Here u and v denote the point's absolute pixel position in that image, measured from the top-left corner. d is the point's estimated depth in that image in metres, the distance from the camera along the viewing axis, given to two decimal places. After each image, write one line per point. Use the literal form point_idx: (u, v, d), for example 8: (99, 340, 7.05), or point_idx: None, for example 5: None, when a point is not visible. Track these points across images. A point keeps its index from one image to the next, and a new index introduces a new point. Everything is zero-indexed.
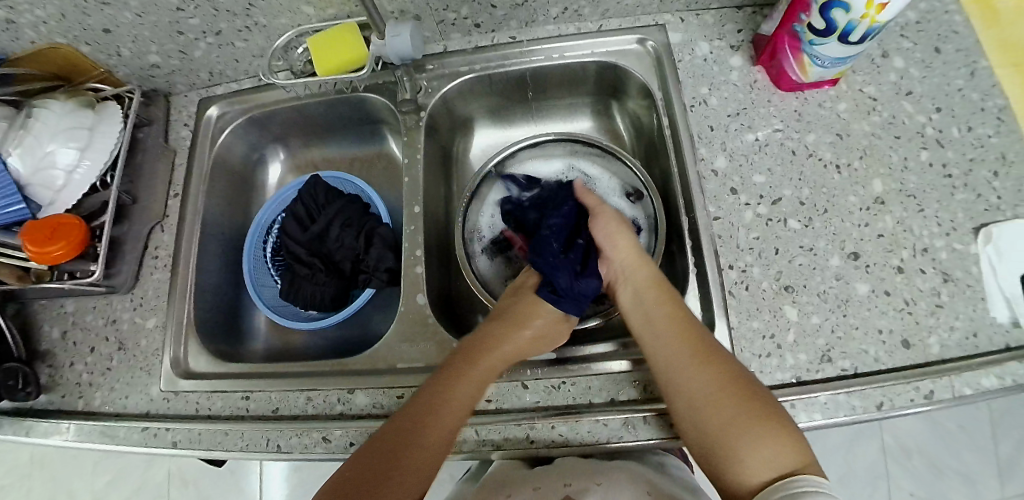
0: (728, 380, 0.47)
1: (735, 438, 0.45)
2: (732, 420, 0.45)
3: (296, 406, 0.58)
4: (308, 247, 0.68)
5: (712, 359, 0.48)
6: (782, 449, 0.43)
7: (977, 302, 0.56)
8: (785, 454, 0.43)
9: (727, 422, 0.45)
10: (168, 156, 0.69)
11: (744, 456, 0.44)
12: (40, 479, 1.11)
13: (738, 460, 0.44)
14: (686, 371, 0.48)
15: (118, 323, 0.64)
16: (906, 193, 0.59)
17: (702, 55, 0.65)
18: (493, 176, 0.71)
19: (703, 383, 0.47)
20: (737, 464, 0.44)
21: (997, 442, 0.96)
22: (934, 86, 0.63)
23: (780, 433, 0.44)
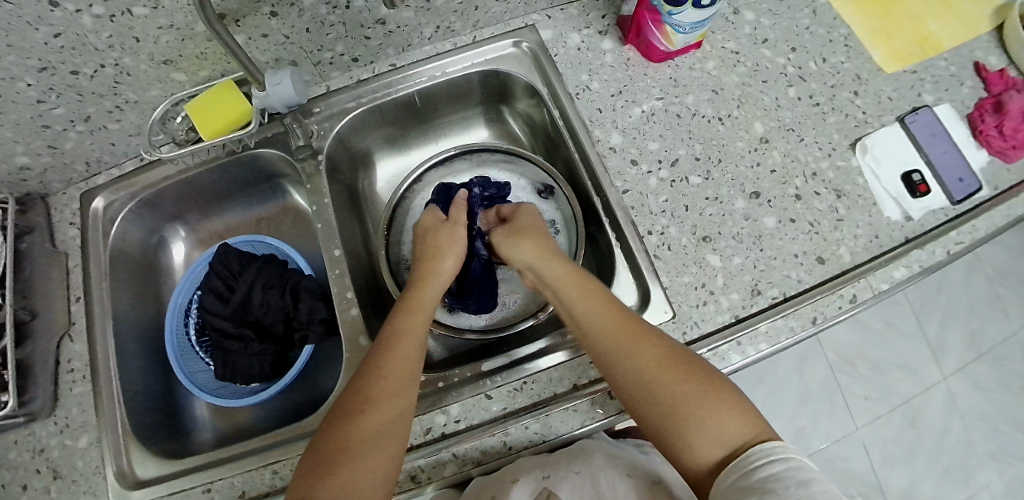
0: (671, 366, 0.47)
1: (688, 420, 0.45)
2: (681, 402, 0.46)
3: (264, 483, 0.55)
4: (234, 318, 0.66)
5: (647, 345, 0.49)
6: (734, 421, 0.45)
7: (870, 208, 0.61)
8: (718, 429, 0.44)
9: (675, 407, 0.46)
10: (60, 260, 0.64)
11: (697, 438, 0.44)
12: None
13: (690, 445, 0.44)
14: (629, 367, 0.48)
15: (46, 451, 0.58)
16: (785, 127, 0.65)
17: (575, 44, 0.69)
18: (406, 201, 0.72)
19: (643, 374, 0.47)
20: (689, 447, 0.45)
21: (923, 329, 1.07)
22: (783, 30, 0.70)
23: (726, 404, 0.45)
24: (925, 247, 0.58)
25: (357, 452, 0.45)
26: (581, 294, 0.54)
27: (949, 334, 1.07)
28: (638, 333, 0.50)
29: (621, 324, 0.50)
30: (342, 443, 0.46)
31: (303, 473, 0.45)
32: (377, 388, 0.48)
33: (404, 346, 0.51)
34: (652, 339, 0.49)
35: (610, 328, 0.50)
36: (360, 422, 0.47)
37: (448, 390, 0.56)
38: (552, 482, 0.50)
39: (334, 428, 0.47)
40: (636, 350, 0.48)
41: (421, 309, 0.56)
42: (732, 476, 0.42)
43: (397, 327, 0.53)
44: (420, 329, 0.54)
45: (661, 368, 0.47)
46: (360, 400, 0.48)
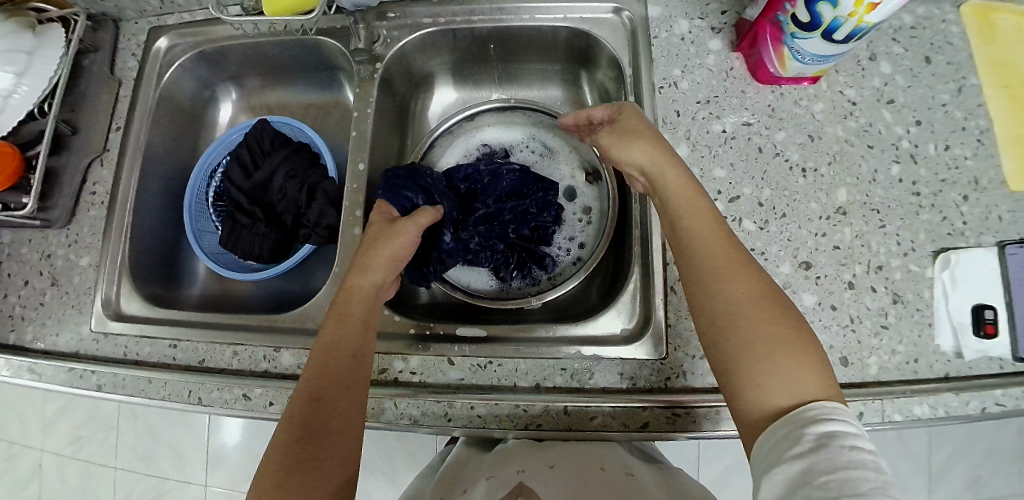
0: (759, 297, 0.42)
1: (758, 356, 0.39)
2: (758, 339, 0.40)
3: (222, 359, 0.57)
4: (251, 194, 0.66)
5: (746, 270, 0.43)
6: (803, 375, 0.39)
7: (922, 328, 0.55)
8: (787, 371, 0.39)
9: (760, 338, 0.40)
10: (112, 86, 0.66)
11: (769, 381, 0.39)
12: None
13: (757, 383, 0.39)
14: (723, 277, 0.43)
15: (52, 258, 0.63)
16: (871, 206, 0.57)
17: (679, 33, 0.61)
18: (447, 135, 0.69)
19: (731, 295, 0.42)
20: (754, 391, 0.39)
21: (948, 457, 0.93)
22: (917, 97, 0.61)
23: (809, 363, 0.39)
24: (960, 394, 0.53)
25: (310, 456, 0.40)
26: (688, 194, 0.47)
27: (951, 465, 0.93)
28: (738, 253, 0.44)
29: (723, 237, 0.45)
30: (295, 451, 0.40)
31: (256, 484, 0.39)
32: (319, 395, 0.43)
33: (344, 346, 0.47)
34: (751, 266, 0.44)
35: (711, 235, 0.45)
36: (315, 431, 0.41)
37: (416, 341, 0.55)
38: (526, 478, 0.44)
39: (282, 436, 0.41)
40: (729, 269, 0.43)
41: (350, 309, 0.49)
42: (788, 428, 0.36)
43: (324, 338, 0.47)
44: (355, 327, 0.48)
45: (753, 299, 0.42)
46: (308, 413, 0.42)
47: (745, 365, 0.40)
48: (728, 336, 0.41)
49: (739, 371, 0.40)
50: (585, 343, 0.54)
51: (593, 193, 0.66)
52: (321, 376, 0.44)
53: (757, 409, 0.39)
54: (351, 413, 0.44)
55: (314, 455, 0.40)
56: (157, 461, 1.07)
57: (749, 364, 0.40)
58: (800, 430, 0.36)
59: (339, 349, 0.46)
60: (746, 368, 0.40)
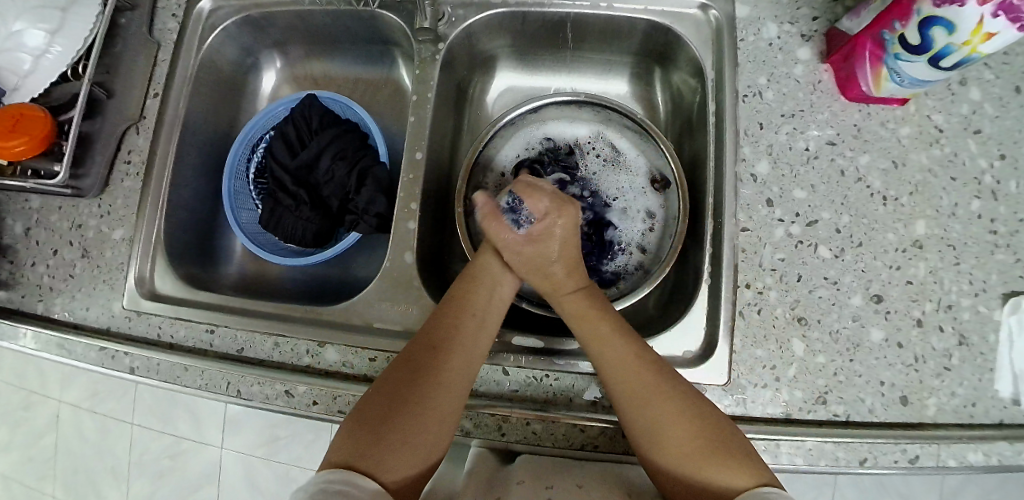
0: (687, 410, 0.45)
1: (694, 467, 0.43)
2: (693, 448, 0.43)
3: (262, 350, 0.55)
4: (296, 174, 0.62)
5: (666, 383, 0.46)
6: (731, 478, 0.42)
7: (983, 372, 0.54)
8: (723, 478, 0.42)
9: (701, 447, 0.43)
10: (150, 49, 0.62)
11: (708, 483, 0.42)
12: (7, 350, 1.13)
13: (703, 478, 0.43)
14: (636, 400, 0.46)
15: (83, 229, 0.60)
16: (947, 241, 0.56)
17: (768, 37, 0.59)
18: (512, 125, 0.67)
19: (646, 417, 0.45)
20: (698, 486, 0.43)
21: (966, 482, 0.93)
22: (1005, 129, 0.58)
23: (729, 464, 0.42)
24: (1014, 443, 0.52)
25: (401, 429, 0.43)
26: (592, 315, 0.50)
27: (964, 489, 0.92)
28: (649, 368, 0.47)
29: (634, 361, 0.47)
30: (387, 422, 0.43)
31: (342, 441, 0.43)
32: (416, 382, 0.46)
33: (466, 320, 0.50)
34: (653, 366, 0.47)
35: (624, 364, 0.47)
36: (410, 406, 0.45)
37: None
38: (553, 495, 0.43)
39: (378, 396, 0.45)
40: (651, 390, 0.45)
41: (482, 280, 0.53)
42: None
43: (432, 328, 0.49)
44: (467, 327, 0.49)
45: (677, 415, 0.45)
46: (406, 387, 0.45)
47: (679, 471, 0.44)
48: (668, 452, 0.44)
49: (682, 475, 0.44)
50: None
51: (658, 198, 0.65)
52: (427, 350, 0.47)
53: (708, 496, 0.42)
54: (445, 401, 0.46)
55: (406, 431, 0.43)
56: (173, 422, 1.06)
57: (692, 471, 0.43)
58: None
59: (438, 333, 0.49)
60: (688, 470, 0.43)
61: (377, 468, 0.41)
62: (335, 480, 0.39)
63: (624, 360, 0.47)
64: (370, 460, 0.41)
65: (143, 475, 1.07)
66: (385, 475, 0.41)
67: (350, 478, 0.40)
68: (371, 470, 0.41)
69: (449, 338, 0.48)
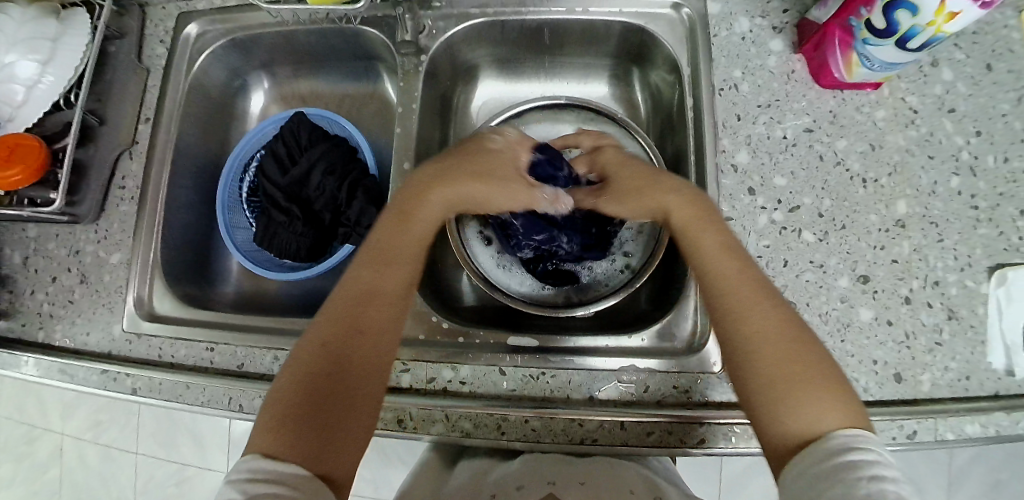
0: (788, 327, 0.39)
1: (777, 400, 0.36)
2: (782, 379, 0.37)
3: (262, 364, 0.55)
4: (288, 191, 0.63)
5: (764, 304, 0.40)
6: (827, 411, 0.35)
7: (976, 345, 0.55)
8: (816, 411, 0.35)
9: (787, 365, 0.37)
10: (140, 76, 0.64)
11: (794, 416, 0.36)
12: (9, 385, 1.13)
13: (784, 413, 0.36)
14: (752, 306, 0.40)
15: (81, 254, 0.62)
16: (929, 219, 0.57)
17: (740, 32, 0.60)
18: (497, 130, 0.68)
19: (755, 323, 0.39)
20: (777, 424, 0.36)
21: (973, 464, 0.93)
22: (978, 107, 0.59)
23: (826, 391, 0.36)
24: (1011, 413, 0.53)
25: (344, 411, 0.39)
26: (695, 218, 0.46)
27: (969, 469, 0.92)
28: (751, 280, 0.42)
29: (747, 276, 0.42)
30: (318, 405, 0.38)
31: (267, 431, 0.36)
32: (347, 349, 0.41)
33: (376, 290, 0.44)
34: (769, 295, 0.41)
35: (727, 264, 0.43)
36: (339, 386, 0.39)
37: (465, 349, 0.54)
38: (556, 490, 0.45)
39: (304, 375, 0.39)
40: (749, 301, 0.40)
41: (411, 223, 0.48)
42: (809, 462, 0.33)
43: (359, 283, 0.44)
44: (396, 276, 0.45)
45: (782, 326, 0.39)
46: (342, 357, 0.40)
47: (773, 395, 0.37)
48: (763, 372, 0.37)
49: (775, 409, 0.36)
50: (638, 355, 0.53)
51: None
52: (353, 326, 0.42)
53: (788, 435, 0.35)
54: (370, 377, 0.41)
55: (338, 415, 0.38)
56: (178, 446, 1.06)
57: (780, 406, 0.36)
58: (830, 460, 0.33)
59: (352, 301, 0.43)
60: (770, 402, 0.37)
61: (313, 460, 0.35)
62: (262, 471, 0.33)
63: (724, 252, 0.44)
64: (306, 452, 0.35)
65: None
66: (335, 471, 0.36)
67: (279, 470, 0.34)
68: (310, 460, 0.35)
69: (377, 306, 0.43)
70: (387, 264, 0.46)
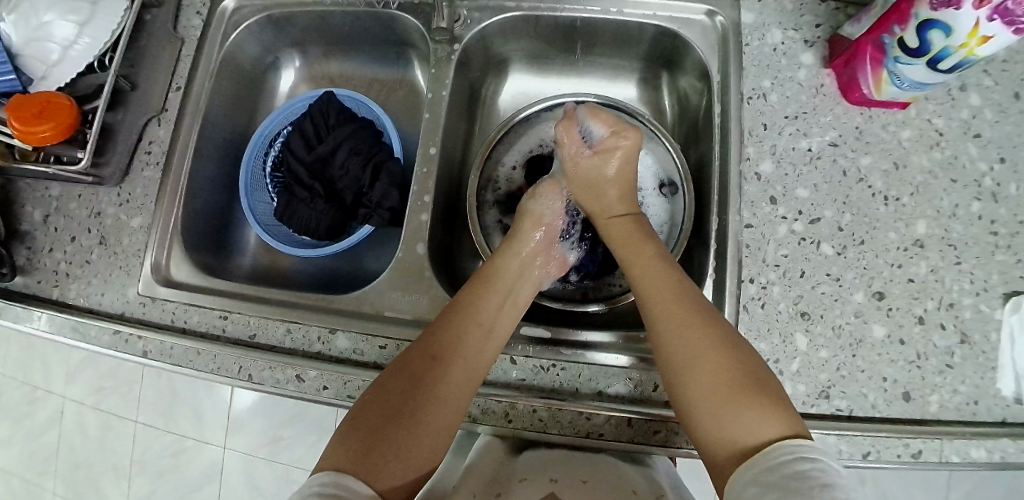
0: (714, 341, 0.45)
1: (722, 412, 0.42)
2: (728, 396, 0.42)
3: (275, 336, 0.56)
4: (311, 168, 0.64)
5: (708, 332, 0.45)
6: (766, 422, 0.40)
7: (986, 370, 0.55)
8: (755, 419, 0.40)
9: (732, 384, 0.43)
10: (174, 44, 0.64)
11: (742, 434, 0.41)
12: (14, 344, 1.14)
13: (732, 422, 0.41)
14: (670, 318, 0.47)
15: (102, 216, 0.62)
16: (948, 241, 0.57)
17: (772, 43, 0.61)
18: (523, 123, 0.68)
19: (685, 352, 0.45)
20: (719, 436, 0.42)
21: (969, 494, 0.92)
22: (1005, 133, 0.59)
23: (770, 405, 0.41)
24: (1017, 440, 0.53)
25: (399, 435, 0.42)
26: (653, 285, 0.50)
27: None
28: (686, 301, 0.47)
29: (670, 289, 0.49)
30: (384, 426, 0.42)
31: (335, 449, 0.41)
32: (418, 384, 0.45)
33: (474, 328, 0.49)
34: (703, 312, 0.47)
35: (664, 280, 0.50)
36: (403, 406, 0.44)
37: None
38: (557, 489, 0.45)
39: (374, 401, 0.44)
40: (692, 331, 0.45)
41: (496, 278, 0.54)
42: (755, 469, 0.38)
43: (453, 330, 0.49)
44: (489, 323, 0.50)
45: (716, 354, 0.44)
46: (404, 391, 0.44)
47: (711, 402, 0.43)
48: (700, 385, 0.43)
49: (720, 427, 0.42)
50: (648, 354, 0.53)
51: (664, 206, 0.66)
52: (423, 360, 0.47)
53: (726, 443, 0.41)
54: (455, 405, 0.46)
55: (398, 435, 0.42)
56: (176, 417, 1.07)
57: (722, 420, 0.42)
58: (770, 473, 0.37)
59: (481, 347, 0.49)
60: (717, 422, 0.42)
61: (371, 473, 0.39)
62: (327, 482, 0.37)
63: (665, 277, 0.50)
64: (367, 466, 0.40)
65: (144, 472, 1.07)
66: (380, 483, 0.39)
67: (343, 481, 0.38)
68: (369, 477, 0.39)
69: (449, 342, 0.48)
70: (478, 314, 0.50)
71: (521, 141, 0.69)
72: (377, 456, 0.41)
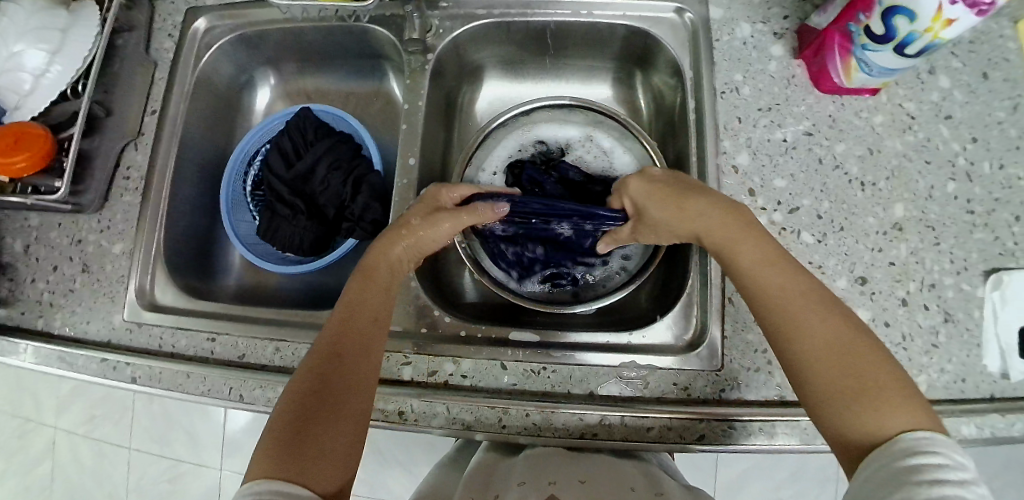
0: (840, 330, 0.40)
1: (848, 407, 0.37)
2: (855, 384, 0.37)
3: (263, 355, 0.55)
4: (292, 185, 0.64)
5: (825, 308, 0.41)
6: (897, 411, 0.36)
7: (971, 348, 0.55)
8: (892, 410, 0.36)
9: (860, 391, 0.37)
10: (147, 69, 0.64)
11: (881, 426, 0.35)
12: (5, 378, 1.12)
13: (878, 424, 0.35)
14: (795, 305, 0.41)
15: (83, 244, 0.62)
16: (926, 222, 0.57)
17: (741, 36, 0.62)
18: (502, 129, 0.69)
19: (812, 350, 0.39)
20: (841, 431, 0.37)
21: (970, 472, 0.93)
22: (974, 114, 0.60)
23: (897, 395, 0.36)
24: (1005, 415, 0.53)
25: (324, 433, 0.39)
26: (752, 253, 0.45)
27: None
28: (814, 296, 0.42)
29: (784, 269, 0.44)
30: (303, 428, 0.39)
31: (263, 459, 0.37)
32: (332, 377, 0.42)
33: (364, 322, 0.47)
34: (817, 296, 0.42)
35: (769, 263, 0.44)
36: (324, 407, 0.41)
37: (467, 344, 0.54)
38: (559, 489, 0.44)
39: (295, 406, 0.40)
40: (797, 313, 0.41)
41: (377, 273, 0.50)
42: (889, 459, 0.34)
43: (342, 313, 0.47)
44: (378, 299, 0.49)
45: (856, 357, 0.38)
46: (325, 389, 0.42)
47: (838, 400, 0.37)
48: (818, 370, 0.39)
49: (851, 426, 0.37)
50: (637, 352, 0.53)
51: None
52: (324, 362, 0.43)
53: (843, 440, 0.37)
54: (364, 396, 0.43)
55: (321, 436, 0.39)
56: (173, 442, 1.05)
57: (853, 412, 0.37)
58: (901, 461, 0.33)
59: (375, 336, 0.47)
60: (838, 414, 0.37)
61: (301, 476, 0.36)
62: (263, 492, 0.33)
63: (772, 258, 0.44)
64: (297, 468, 0.36)
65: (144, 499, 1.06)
66: (319, 483, 0.36)
67: (279, 487, 0.34)
68: (301, 479, 0.36)
69: (345, 338, 0.45)
70: (371, 296, 0.49)
71: (500, 146, 0.69)
72: (308, 456, 0.37)
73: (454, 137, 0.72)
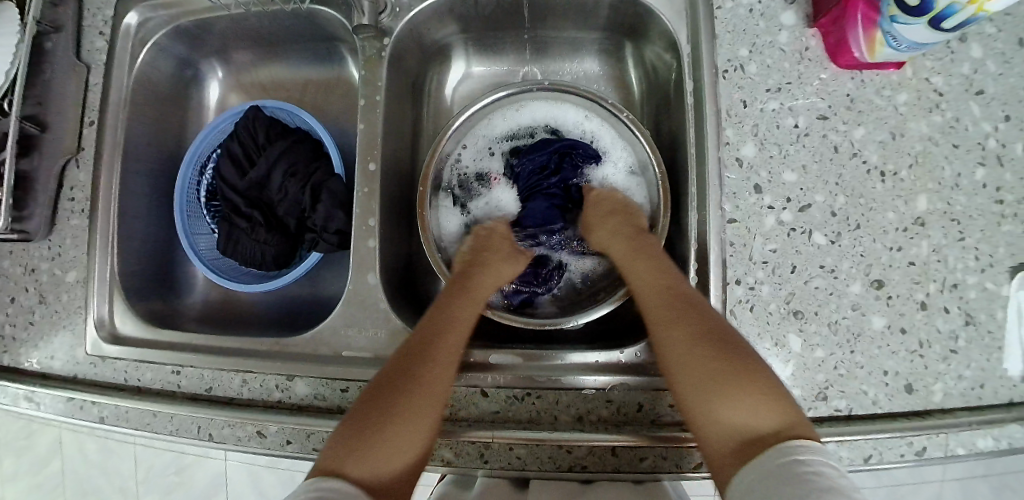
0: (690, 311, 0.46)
1: (716, 404, 0.42)
2: (722, 379, 0.43)
3: (232, 388, 0.52)
4: (249, 194, 0.58)
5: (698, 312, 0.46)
6: (760, 406, 0.41)
7: (991, 351, 0.51)
8: (753, 404, 0.41)
9: (733, 384, 0.42)
10: (80, 73, 0.58)
11: (738, 416, 0.41)
12: None
13: (729, 414, 0.42)
14: (647, 287, 0.49)
15: (36, 273, 0.58)
16: (951, 215, 0.52)
17: (747, 3, 0.54)
18: (483, 117, 0.62)
19: (674, 349, 0.45)
20: (727, 427, 0.42)
21: None
22: (1009, 87, 0.53)
23: (755, 391, 0.42)
24: None
25: (382, 442, 0.42)
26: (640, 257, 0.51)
27: None
28: (686, 312, 0.46)
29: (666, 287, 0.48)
30: (369, 429, 0.42)
31: (331, 449, 0.41)
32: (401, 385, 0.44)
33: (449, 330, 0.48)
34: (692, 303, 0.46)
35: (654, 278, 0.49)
36: (389, 412, 0.43)
37: None
38: None
39: (363, 410, 0.43)
40: (663, 299, 0.47)
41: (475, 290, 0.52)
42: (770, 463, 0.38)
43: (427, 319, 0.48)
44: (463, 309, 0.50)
45: (714, 360, 0.43)
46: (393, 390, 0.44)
47: (712, 399, 0.43)
48: (683, 371, 0.44)
49: (720, 417, 0.42)
50: (628, 372, 0.48)
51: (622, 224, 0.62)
52: (401, 361, 0.45)
53: (729, 431, 0.41)
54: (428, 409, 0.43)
55: (380, 441, 0.42)
56: None
57: (716, 405, 0.42)
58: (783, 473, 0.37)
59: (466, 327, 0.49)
60: (710, 413, 0.42)
61: (350, 469, 0.40)
62: (321, 487, 0.38)
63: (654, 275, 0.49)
64: (351, 465, 0.40)
65: (152, 493, 1.06)
66: (369, 479, 0.40)
67: (329, 484, 0.39)
68: (346, 471, 0.40)
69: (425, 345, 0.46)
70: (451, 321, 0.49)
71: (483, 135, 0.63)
72: (367, 452, 0.41)
73: (429, 128, 0.66)
